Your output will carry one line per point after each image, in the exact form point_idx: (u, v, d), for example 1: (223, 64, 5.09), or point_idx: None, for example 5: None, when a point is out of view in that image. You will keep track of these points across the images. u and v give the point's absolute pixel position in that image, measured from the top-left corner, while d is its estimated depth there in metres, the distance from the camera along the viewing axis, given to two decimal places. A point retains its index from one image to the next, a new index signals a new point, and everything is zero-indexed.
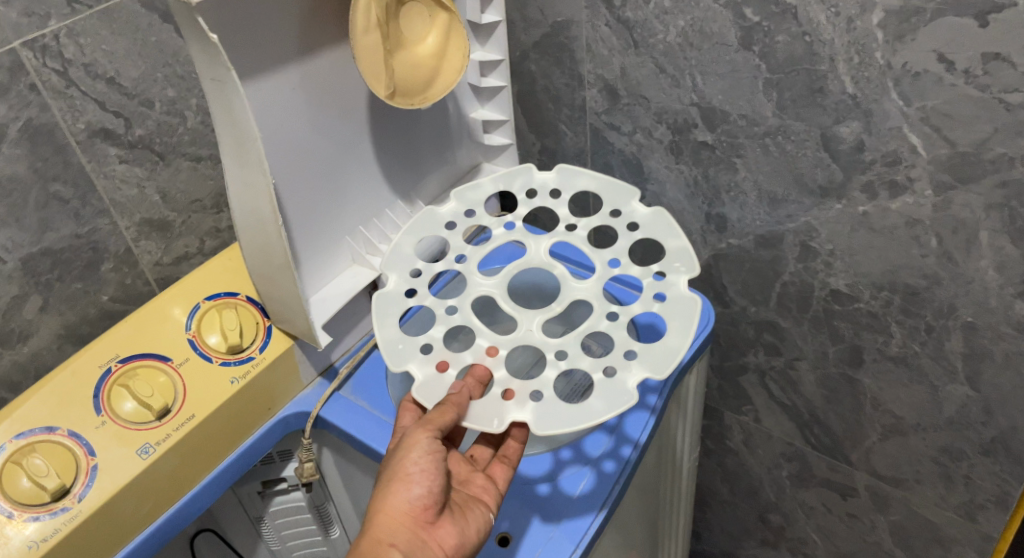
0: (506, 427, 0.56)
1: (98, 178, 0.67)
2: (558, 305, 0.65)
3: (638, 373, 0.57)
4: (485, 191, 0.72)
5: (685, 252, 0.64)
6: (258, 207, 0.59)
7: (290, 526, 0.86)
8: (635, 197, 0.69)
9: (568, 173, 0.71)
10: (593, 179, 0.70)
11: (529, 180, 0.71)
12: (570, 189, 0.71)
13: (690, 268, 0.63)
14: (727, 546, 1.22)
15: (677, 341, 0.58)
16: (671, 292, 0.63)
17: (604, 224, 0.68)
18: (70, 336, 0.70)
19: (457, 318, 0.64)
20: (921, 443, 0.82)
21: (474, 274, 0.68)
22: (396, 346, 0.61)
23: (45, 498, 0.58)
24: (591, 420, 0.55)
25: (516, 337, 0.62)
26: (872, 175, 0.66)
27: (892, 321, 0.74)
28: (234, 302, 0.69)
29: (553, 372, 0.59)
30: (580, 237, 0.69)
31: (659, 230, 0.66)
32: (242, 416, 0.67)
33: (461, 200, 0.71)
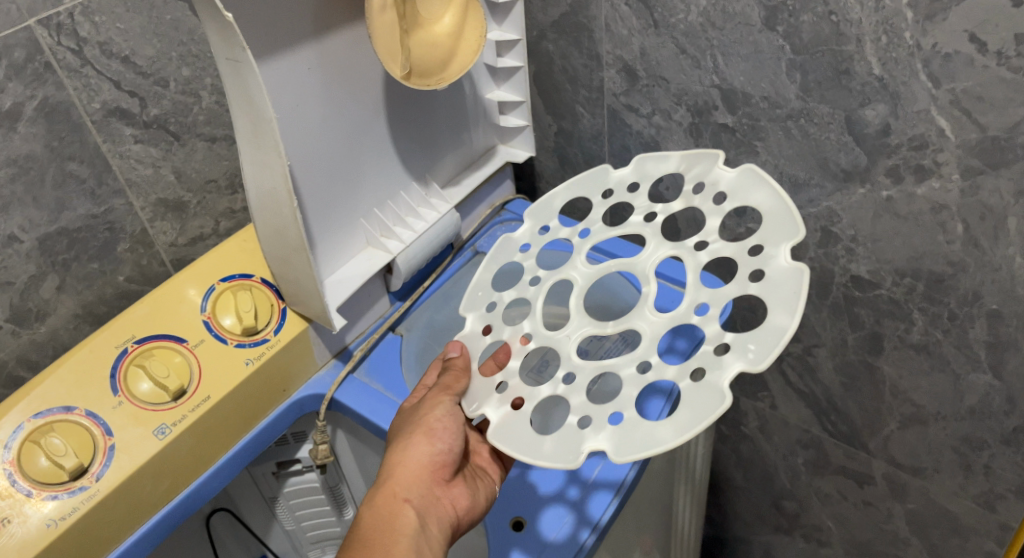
0: (475, 417, 0.57)
1: (114, 158, 0.67)
2: (612, 325, 0.59)
3: (600, 442, 0.50)
4: (666, 167, 0.63)
5: (769, 340, 0.49)
6: (273, 189, 0.58)
7: (304, 506, 0.87)
8: (791, 243, 0.52)
9: (751, 178, 0.57)
10: (770, 197, 0.55)
11: (705, 170, 0.60)
12: (739, 199, 0.57)
13: (754, 360, 0.48)
14: (740, 531, 1.21)
15: (660, 436, 0.49)
16: (707, 379, 0.50)
17: (733, 254, 0.55)
18: (87, 316, 0.70)
19: (530, 291, 0.64)
20: (941, 432, 0.81)
21: (580, 257, 0.65)
22: (476, 292, 0.65)
23: (64, 477, 0.58)
24: (526, 457, 0.52)
25: (551, 339, 0.59)
26: (898, 160, 0.64)
27: (914, 308, 0.73)
28: (249, 284, 0.69)
29: (548, 391, 0.56)
30: (698, 261, 0.58)
31: (780, 296, 0.51)
32: (257, 399, 0.67)
33: (638, 167, 0.64)
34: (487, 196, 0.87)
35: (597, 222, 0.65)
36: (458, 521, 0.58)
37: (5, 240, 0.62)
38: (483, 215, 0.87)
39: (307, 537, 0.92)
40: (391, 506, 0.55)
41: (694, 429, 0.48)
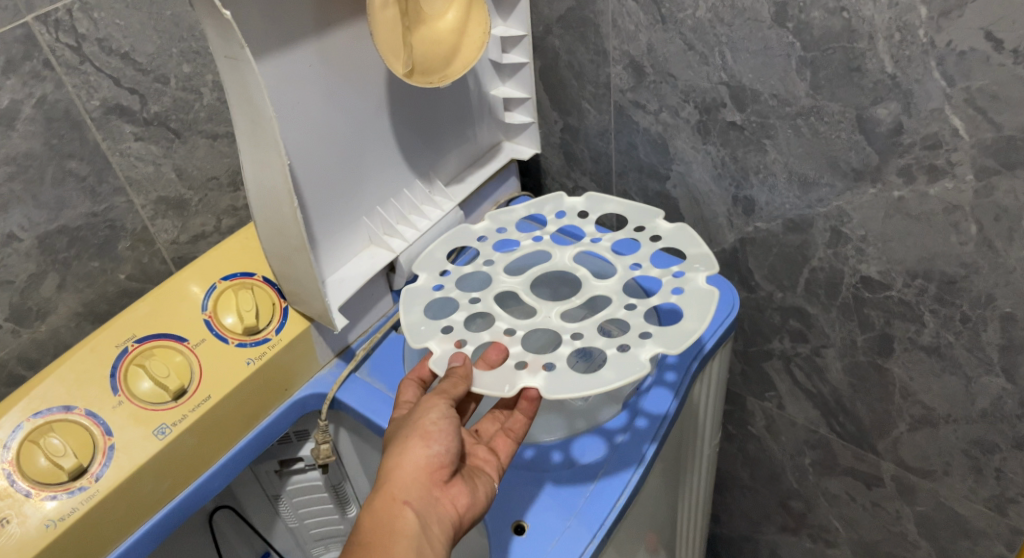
0: (515, 394, 0.56)
1: (114, 156, 0.66)
2: (577, 299, 0.65)
3: (652, 348, 0.57)
4: (517, 214, 0.76)
5: (706, 257, 0.65)
6: (274, 188, 0.57)
7: (307, 505, 0.87)
8: (660, 216, 0.71)
9: (597, 199, 0.75)
10: (621, 203, 0.73)
11: (559, 205, 0.76)
12: (598, 211, 0.74)
13: (710, 266, 0.64)
14: (746, 530, 1.21)
15: (693, 324, 0.58)
16: (687, 286, 0.63)
17: (628, 236, 0.70)
18: (88, 315, 0.70)
19: (478, 306, 0.64)
20: (952, 435, 0.79)
21: (500, 273, 0.69)
22: (417, 327, 0.63)
23: (63, 477, 0.58)
24: (600, 386, 0.54)
25: (535, 321, 0.63)
26: (910, 159, 0.63)
27: (926, 310, 0.71)
28: (250, 283, 0.69)
29: (570, 348, 0.59)
30: (603, 246, 0.70)
31: (682, 240, 0.68)
32: (258, 398, 0.67)
33: (494, 220, 0.75)
34: (492, 193, 0.87)
35: (492, 253, 0.71)
36: (459, 520, 0.57)
37: (4, 239, 0.62)
38: (488, 212, 0.86)
39: (310, 534, 0.92)
40: (390, 509, 0.54)
41: (713, 304, 0.60)
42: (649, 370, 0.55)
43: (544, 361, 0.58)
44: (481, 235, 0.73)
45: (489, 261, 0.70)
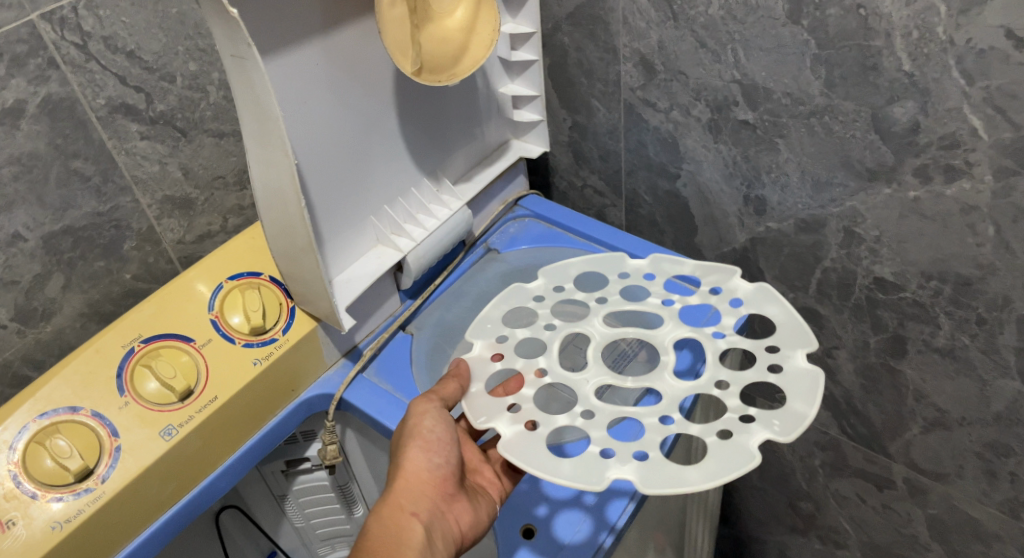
0: (484, 428, 0.56)
1: (119, 155, 0.66)
2: (629, 381, 0.61)
3: (624, 473, 0.52)
4: (682, 271, 0.67)
5: (797, 420, 0.53)
6: (280, 188, 0.57)
7: (314, 505, 0.87)
8: (807, 349, 0.58)
9: (767, 293, 0.63)
10: (782, 311, 0.61)
11: (723, 281, 0.66)
12: (756, 308, 0.62)
13: (782, 432, 0.52)
14: (755, 531, 1.20)
15: (691, 477, 0.50)
16: (735, 438, 0.53)
17: (750, 346, 0.60)
18: (93, 315, 0.69)
19: (547, 333, 0.64)
20: (965, 438, 0.78)
21: (595, 316, 0.66)
22: (484, 323, 0.65)
23: (68, 478, 0.57)
24: (546, 475, 0.52)
25: (570, 379, 0.61)
26: (926, 159, 0.62)
27: (940, 311, 0.70)
28: (257, 282, 0.68)
29: (565, 420, 0.57)
30: (716, 346, 0.61)
31: (798, 388, 0.55)
32: (265, 399, 0.66)
33: (655, 263, 0.69)
34: (499, 192, 0.86)
35: (614, 298, 0.67)
36: (462, 537, 0.57)
37: (9, 239, 0.61)
38: (496, 211, 0.86)
39: (316, 534, 0.91)
40: (396, 518, 0.55)
41: (726, 478, 0.50)
42: (600, 490, 0.51)
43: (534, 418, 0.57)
44: (625, 273, 0.69)
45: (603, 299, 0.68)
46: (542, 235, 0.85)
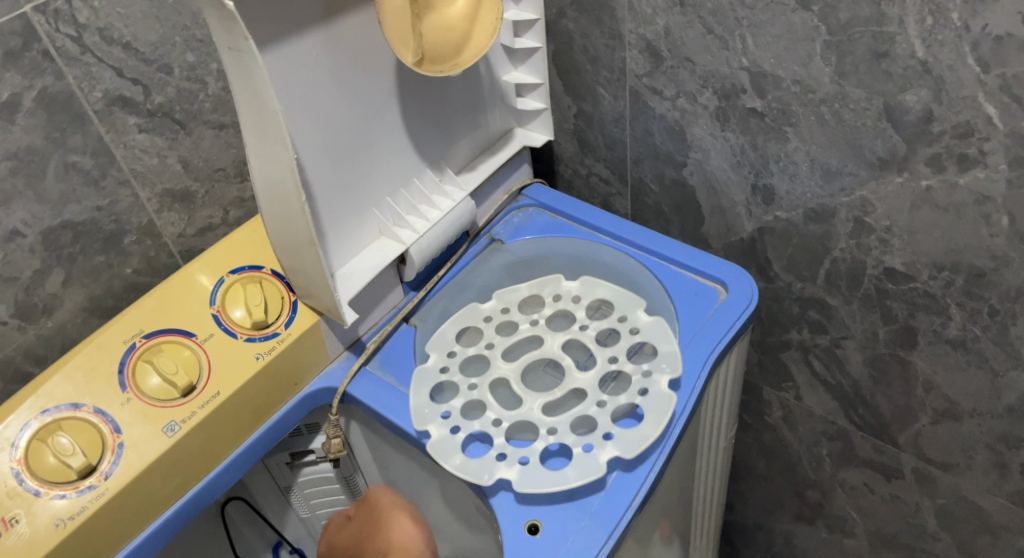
0: (494, 481, 0.58)
1: (118, 148, 0.65)
2: (557, 391, 0.63)
3: (610, 451, 0.59)
4: (520, 294, 0.73)
5: (675, 357, 0.64)
6: (281, 183, 0.56)
7: (319, 496, 0.87)
8: (642, 306, 0.69)
9: (591, 282, 0.72)
10: (612, 287, 0.71)
11: (557, 288, 0.73)
12: (590, 296, 0.71)
13: (675, 369, 0.63)
14: (761, 519, 1.19)
15: (649, 431, 0.59)
16: (652, 389, 0.62)
17: (610, 327, 0.68)
18: (95, 310, 0.69)
19: (475, 393, 0.64)
20: (976, 429, 0.77)
21: (497, 358, 0.67)
22: (421, 407, 0.64)
23: (71, 475, 0.57)
24: (560, 487, 0.57)
25: (517, 416, 0.62)
26: (939, 148, 0.60)
27: (952, 302, 0.69)
28: (259, 276, 0.67)
29: (541, 443, 0.60)
30: (589, 335, 0.67)
31: (656, 335, 0.66)
32: (267, 393, 0.66)
33: (500, 298, 0.72)
34: (503, 181, 0.85)
35: (495, 336, 0.69)
36: None
37: (7, 235, 0.61)
38: (500, 200, 0.85)
39: (322, 525, 0.91)
40: None
41: (670, 415, 0.60)
42: (603, 476, 0.58)
43: (517, 453, 0.60)
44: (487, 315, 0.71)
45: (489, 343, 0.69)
46: (546, 225, 0.84)
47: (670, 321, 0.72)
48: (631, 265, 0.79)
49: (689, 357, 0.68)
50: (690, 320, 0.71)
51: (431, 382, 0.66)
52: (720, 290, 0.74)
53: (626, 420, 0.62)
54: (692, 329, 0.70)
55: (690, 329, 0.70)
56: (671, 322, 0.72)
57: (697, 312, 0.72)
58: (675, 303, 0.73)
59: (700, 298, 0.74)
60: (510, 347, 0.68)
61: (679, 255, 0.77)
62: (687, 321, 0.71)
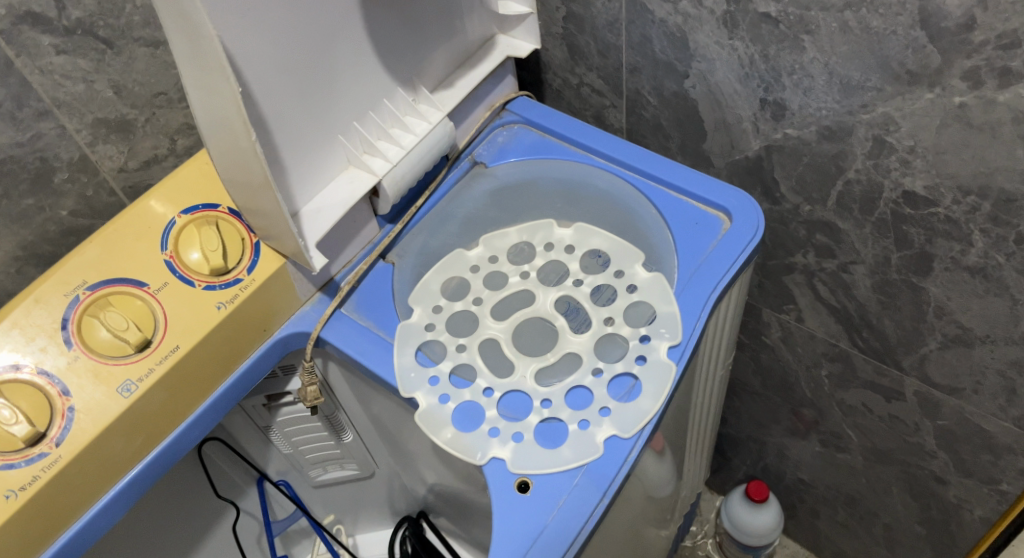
0: (488, 460, 0.56)
1: (33, 75, 0.56)
2: (552, 356, 0.61)
3: (607, 429, 0.56)
4: (510, 240, 0.69)
5: (673, 319, 0.61)
6: (226, 122, 0.49)
7: (301, 433, 0.83)
8: (639, 260, 0.65)
9: (585, 230, 0.68)
10: (608, 238, 0.67)
11: (549, 235, 0.69)
12: (584, 246, 0.67)
13: (674, 336, 0.60)
14: (754, 433, 1.19)
15: (646, 405, 0.57)
16: (650, 358, 0.59)
17: (606, 283, 0.64)
18: (30, 258, 0.63)
19: (464, 356, 0.62)
20: (987, 356, 0.74)
21: (486, 316, 0.64)
22: (408, 373, 0.61)
23: (18, 444, 0.53)
24: (556, 467, 0.55)
25: (510, 383, 0.60)
26: (980, 60, 0.53)
27: (975, 229, 0.64)
28: (215, 216, 0.61)
29: (535, 417, 0.58)
30: (584, 292, 0.64)
31: (654, 295, 0.63)
32: (233, 343, 0.61)
33: (487, 245, 0.69)
34: (486, 96, 0.77)
35: (484, 288, 0.66)
36: None
37: None
38: (482, 117, 0.77)
39: (306, 460, 0.89)
40: None
41: (668, 389, 0.58)
42: (602, 455, 0.55)
43: (511, 428, 0.58)
44: (474, 264, 0.67)
45: (478, 297, 0.65)
46: (533, 145, 0.77)
47: (668, 255, 0.67)
48: (627, 191, 0.72)
49: (689, 297, 0.63)
50: (690, 254, 0.66)
51: (417, 340, 0.63)
52: (723, 220, 0.68)
53: (622, 384, 0.59)
54: (692, 264, 0.65)
55: (690, 265, 0.65)
56: (669, 256, 0.67)
57: (698, 244, 0.67)
58: (674, 236, 0.68)
59: (701, 229, 0.68)
60: (499, 302, 0.65)
61: (679, 180, 0.71)
62: (687, 255, 0.66)
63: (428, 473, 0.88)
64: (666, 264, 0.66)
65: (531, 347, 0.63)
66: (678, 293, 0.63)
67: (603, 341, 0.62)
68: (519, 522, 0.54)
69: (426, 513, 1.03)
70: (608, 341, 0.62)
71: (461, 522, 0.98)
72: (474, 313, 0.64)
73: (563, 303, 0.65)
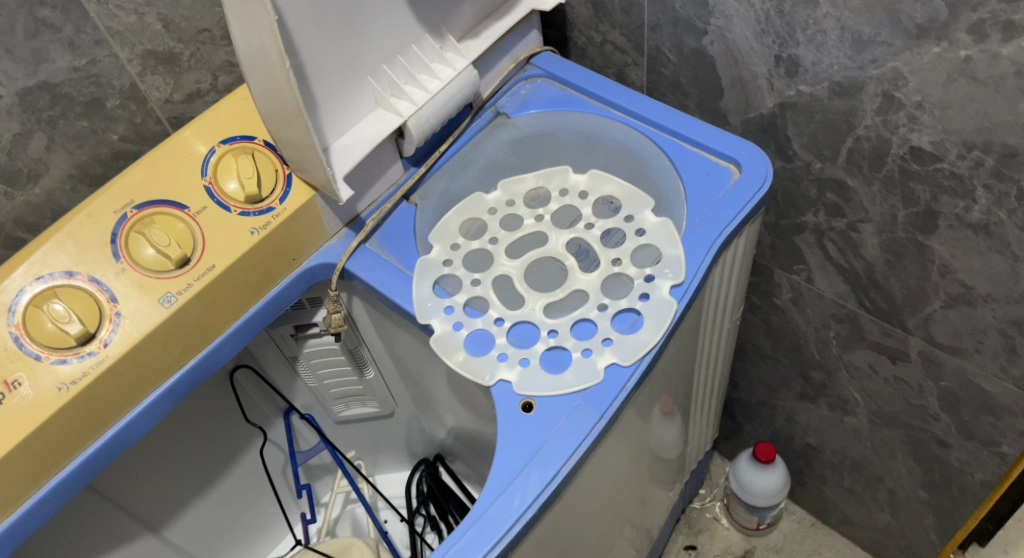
0: (496, 382, 0.61)
1: (90, 4, 0.62)
2: (561, 292, 0.65)
3: (609, 357, 0.60)
4: (528, 185, 0.73)
5: (678, 261, 0.64)
6: (263, 52, 0.53)
7: (326, 366, 0.88)
8: (649, 206, 0.68)
9: (599, 177, 0.72)
10: (620, 185, 0.70)
11: (564, 181, 0.72)
12: (597, 192, 0.71)
13: (677, 276, 0.63)
14: (764, 396, 1.21)
15: (647, 337, 0.60)
16: (653, 295, 0.63)
17: (616, 227, 0.68)
18: (83, 178, 0.69)
19: (478, 289, 0.66)
20: (988, 314, 0.76)
21: (501, 254, 0.68)
22: (426, 302, 0.65)
23: (70, 342, 0.58)
24: (558, 390, 0.59)
25: (520, 315, 0.64)
26: (984, 14, 0.55)
27: (979, 185, 0.65)
28: (251, 147, 0.66)
29: (542, 346, 0.62)
30: (595, 236, 0.68)
31: (661, 239, 0.66)
32: (265, 267, 0.66)
33: (505, 190, 0.72)
34: (511, 48, 0.80)
35: (500, 229, 0.70)
36: None
37: None
38: (506, 70, 0.81)
39: (330, 394, 0.93)
40: None
41: (669, 322, 0.61)
42: (601, 381, 0.59)
43: (519, 354, 0.62)
44: (492, 207, 0.71)
45: (494, 237, 0.69)
46: (555, 98, 0.80)
47: (678, 203, 0.69)
48: (642, 142, 0.75)
49: (695, 240, 0.66)
50: (699, 202, 0.69)
51: (434, 274, 0.67)
52: (733, 171, 0.71)
53: (625, 318, 0.63)
54: (700, 211, 0.68)
55: (698, 211, 0.68)
56: (679, 204, 0.69)
57: (707, 192, 0.70)
58: (685, 185, 0.71)
59: (711, 180, 0.71)
60: (513, 242, 0.69)
61: (693, 133, 0.73)
62: (696, 202, 0.69)
63: (443, 412, 0.92)
64: (675, 211, 0.69)
65: (542, 284, 0.67)
66: (685, 236, 0.66)
67: (610, 280, 0.65)
68: (522, 437, 0.58)
69: (441, 457, 1.07)
70: (615, 280, 0.65)
71: (475, 464, 1.02)
72: (490, 251, 0.68)
73: (574, 244, 0.69)
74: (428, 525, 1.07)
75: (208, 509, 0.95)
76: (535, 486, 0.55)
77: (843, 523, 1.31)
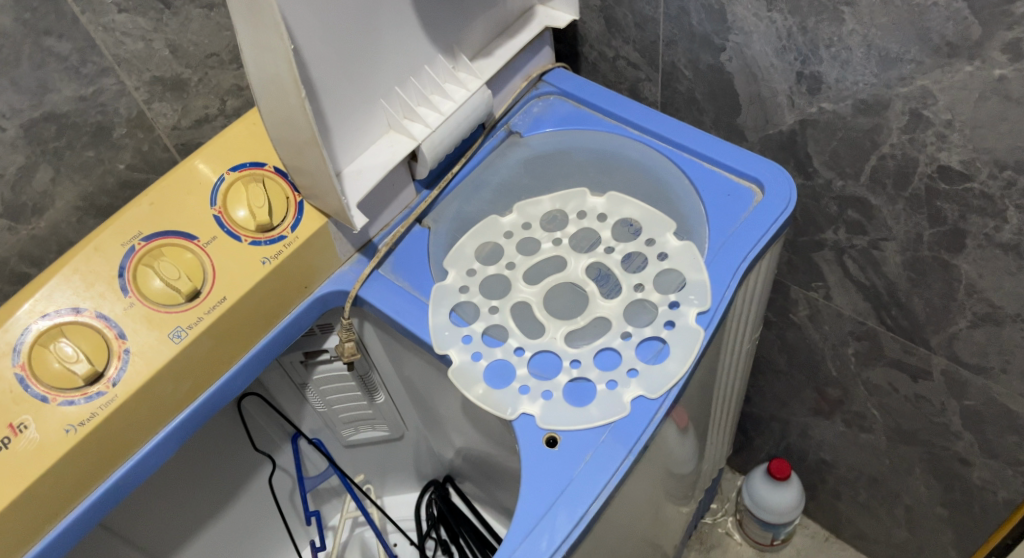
0: (518, 416, 0.59)
1: (97, 31, 0.60)
2: (582, 320, 0.63)
3: (635, 390, 0.58)
4: (544, 208, 0.71)
5: (703, 286, 0.62)
6: (278, 81, 0.52)
7: (335, 392, 0.86)
8: (671, 229, 0.67)
9: (618, 199, 0.70)
10: (640, 208, 0.69)
11: (581, 204, 0.70)
12: (616, 215, 0.69)
13: (704, 302, 0.61)
14: (777, 411, 1.19)
15: (674, 367, 0.59)
16: (679, 324, 0.61)
17: (636, 250, 0.66)
18: (88, 209, 0.68)
19: (496, 317, 0.64)
20: (1016, 334, 0.74)
21: (519, 280, 0.66)
22: (442, 330, 0.63)
23: (78, 382, 0.56)
24: (584, 424, 0.57)
25: (540, 345, 0.62)
26: (1021, 33, 0.53)
27: (1010, 205, 0.64)
28: (261, 174, 0.64)
29: (565, 378, 0.60)
30: (615, 260, 0.66)
31: (684, 263, 0.64)
32: (276, 297, 0.64)
33: (521, 213, 0.70)
34: (523, 66, 0.79)
35: (517, 254, 0.68)
36: None
37: None
38: (519, 88, 0.79)
39: (339, 419, 0.91)
40: None
41: (696, 351, 0.59)
42: (627, 414, 0.57)
43: (541, 386, 0.60)
44: (508, 230, 0.69)
45: (511, 262, 0.67)
46: (568, 115, 0.78)
47: (699, 225, 0.68)
48: (660, 162, 0.73)
49: (719, 265, 0.64)
50: (721, 224, 0.67)
51: (450, 301, 0.65)
52: (755, 191, 0.69)
53: (649, 347, 0.61)
54: (723, 233, 0.66)
55: (721, 234, 0.66)
56: (700, 226, 0.68)
57: (729, 213, 0.68)
58: (706, 206, 0.69)
59: (733, 200, 0.69)
60: (531, 267, 0.67)
61: (712, 152, 0.72)
62: (719, 224, 0.67)
63: (456, 437, 0.90)
64: (696, 233, 0.67)
65: (562, 310, 0.65)
66: (709, 259, 0.65)
67: (632, 307, 0.63)
68: (548, 473, 0.56)
69: (452, 479, 1.06)
70: (637, 306, 0.63)
71: (485, 487, 1.00)
72: (506, 277, 0.66)
73: (593, 269, 0.67)
74: (438, 550, 1.04)
75: (214, 539, 0.92)
76: (564, 526, 0.53)
77: (858, 538, 1.29)
